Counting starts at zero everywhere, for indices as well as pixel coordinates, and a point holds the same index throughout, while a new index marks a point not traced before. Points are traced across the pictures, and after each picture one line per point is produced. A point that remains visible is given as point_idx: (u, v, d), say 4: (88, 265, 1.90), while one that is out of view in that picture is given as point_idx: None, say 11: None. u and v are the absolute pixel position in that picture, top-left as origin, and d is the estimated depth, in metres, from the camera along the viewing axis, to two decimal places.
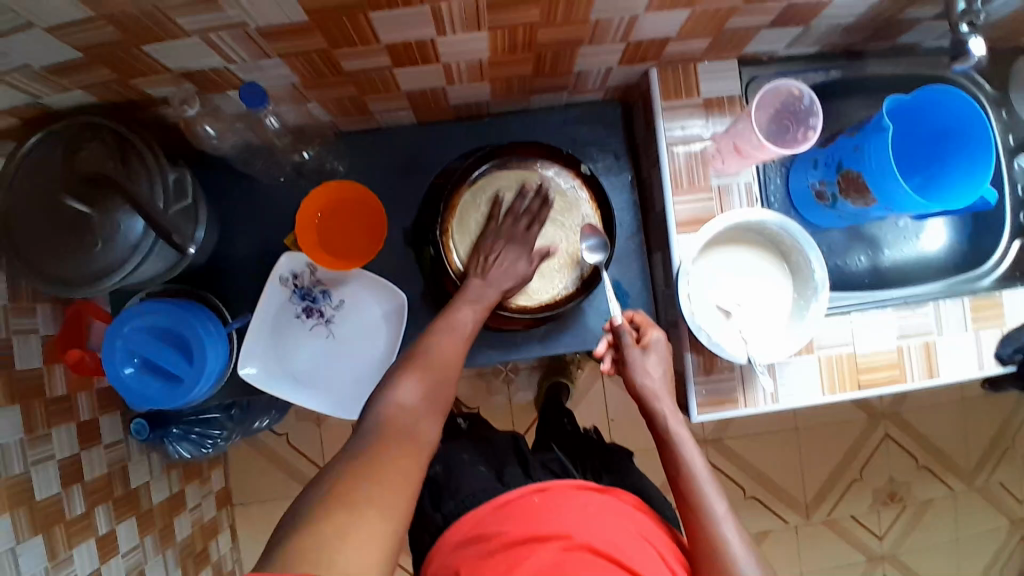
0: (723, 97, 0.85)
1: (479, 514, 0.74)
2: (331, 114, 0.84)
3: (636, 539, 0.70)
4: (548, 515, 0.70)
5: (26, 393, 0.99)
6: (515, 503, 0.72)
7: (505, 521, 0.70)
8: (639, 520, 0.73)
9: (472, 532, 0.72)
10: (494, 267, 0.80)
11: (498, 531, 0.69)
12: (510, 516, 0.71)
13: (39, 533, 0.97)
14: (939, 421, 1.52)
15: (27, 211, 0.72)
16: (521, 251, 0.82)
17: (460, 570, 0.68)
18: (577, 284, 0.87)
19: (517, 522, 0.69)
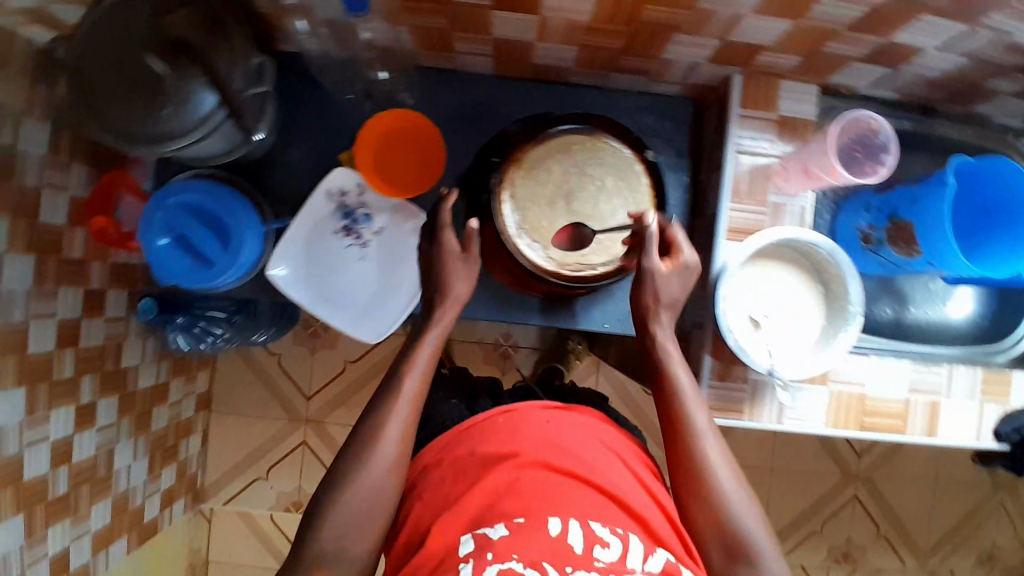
0: (798, 119, 0.86)
1: (446, 437, 0.76)
2: (416, 42, 0.85)
3: (602, 454, 0.72)
4: (508, 433, 0.72)
5: (43, 247, 1.02)
6: (478, 425, 0.75)
7: (471, 443, 0.73)
8: (609, 437, 0.76)
9: (436, 457, 0.75)
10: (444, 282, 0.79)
11: (461, 458, 0.72)
12: (474, 436, 0.73)
13: (21, 386, 1.00)
14: (908, 495, 1.53)
15: (107, 59, 0.72)
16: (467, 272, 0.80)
17: (426, 496, 0.71)
18: (619, 264, 0.85)
19: (484, 443, 0.72)
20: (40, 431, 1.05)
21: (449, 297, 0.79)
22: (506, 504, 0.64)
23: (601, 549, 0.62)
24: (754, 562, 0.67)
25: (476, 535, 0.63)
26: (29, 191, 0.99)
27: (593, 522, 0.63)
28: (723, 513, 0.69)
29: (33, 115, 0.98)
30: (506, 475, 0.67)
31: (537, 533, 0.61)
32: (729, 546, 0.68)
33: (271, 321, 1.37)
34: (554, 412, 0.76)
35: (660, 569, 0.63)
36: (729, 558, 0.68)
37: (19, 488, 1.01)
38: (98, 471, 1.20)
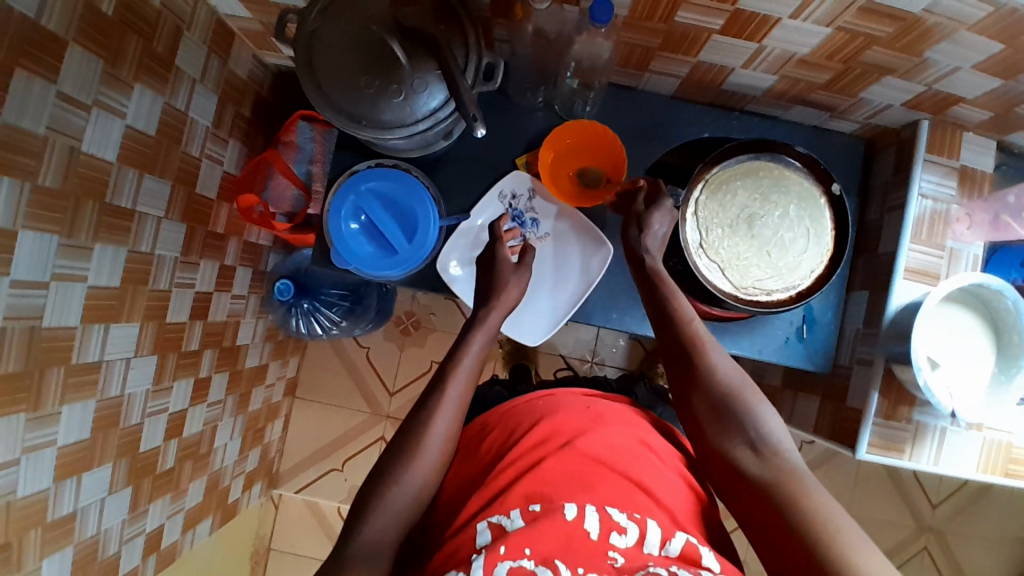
0: (977, 170, 0.88)
1: (500, 411, 0.87)
2: (616, 58, 0.87)
3: (626, 431, 0.80)
4: (548, 414, 0.82)
5: (195, 216, 1.03)
6: (521, 406, 0.86)
7: (512, 421, 0.83)
8: (637, 422, 0.83)
9: (484, 432, 0.85)
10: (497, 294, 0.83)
11: (499, 435, 0.82)
12: (519, 415, 0.84)
13: (155, 354, 1.00)
14: (980, 553, 1.51)
15: (346, 40, 0.74)
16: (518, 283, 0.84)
17: (472, 470, 0.80)
18: (794, 292, 0.86)
19: (524, 425, 0.81)
20: (161, 403, 1.04)
21: (498, 304, 0.82)
22: (529, 484, 0.71)
23: (617, 536, 0.66)
24: (757, 444, 0.67)
25: (492, 525, 0.68)
26: (192, 159, 1.00)
27: (609, 509, 0.69)
28: (723, 404, 0.70)
29: (206, 84, 0.99)
30: (537, 453, 0.76)
31: (552, 519, 0.67)
32: (728, 428, 0.69)
33: (373, 317, 1.37)
34: (594, 398, 0.87)
35: (678, 551, 0.67)
36: (734, 443, 0.68)
37: (135, 458, 1.00)
38: (201, 446, 1.18)
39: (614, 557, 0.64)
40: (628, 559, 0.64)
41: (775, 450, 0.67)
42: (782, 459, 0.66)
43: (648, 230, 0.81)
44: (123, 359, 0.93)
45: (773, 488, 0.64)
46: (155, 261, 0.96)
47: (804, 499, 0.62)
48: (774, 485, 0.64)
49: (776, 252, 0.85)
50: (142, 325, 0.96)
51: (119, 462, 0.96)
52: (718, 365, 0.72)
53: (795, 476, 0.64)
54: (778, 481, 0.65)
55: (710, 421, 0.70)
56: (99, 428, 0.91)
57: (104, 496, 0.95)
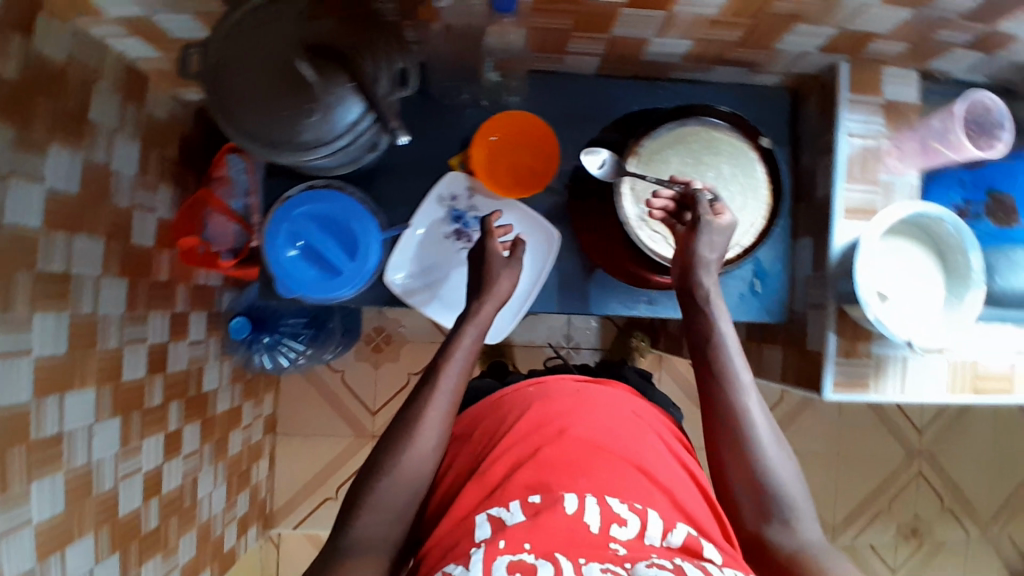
0: (903, 103, 0.88)
1: (484, 404, 0.89)
2: (531, 46, 0.86)
3: (629, 424, 0.82)
4: (542, 403, 0.83)
5: (134, 269, 1.00)
6: (513, 395, 0.88)
7: (504, 413, 0.84)
8: (627, 401, 0.87)
9: (475, 426, 0.86)
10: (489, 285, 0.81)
11: (492, 426, 0.83)
12: (511, 405, 0.85)
13: (117, 416, 0.98)
14: (969, 470, 1.55)
15: (253, 66, 0.72)
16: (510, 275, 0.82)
17: (465, 463, 0.81)
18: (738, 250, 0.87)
19: (516, 417, 0.82)
20: (134, 463, 1.02)
21: (490, 295, 0.80)
22: (525, 478, 0.72)
23: (618, 528, 0.66)
24: (788, 521, 0.71)
25: (492, 518, 0.68)
26: (123, 212, 0.97)
27: (610, 500, 0.69)
28: (763, 478, 0.72)
29: (125, 133, 0.97)
30: (533, 443, 0.77)
31: (554, 511, 0.66)
32: (765, 505, 0.72)
33: (340, 339, 1.36)
34: (584, 383, 0.88)
35: (680, 543, 0.67)
36: (765, 518, 0.72)
37: (116, 524, 0.98)
38: (184, 500, 1.16)
39: (617, 547, 0.64)
40: (630, 549, 0.64)
41: (804, 529, 0.71)
42: (804, 537, 0.71)
43: (714, 253, 0.78)
44: (85, 427, 0.90)
45: (798, 565, 0.68)
46: (101, 322, 0.93)
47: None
48: (798, 562, 0.69)
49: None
50: (99, 389, 0.93)
51: (100, 532, 0.94)
52: (760, 428, 0.74)
53: (821, 557, 0.69)
54: (795, 558, 0.69)
55: (746, 493, 0.73)
56: (73, 501, 0.88)
57: (91, 568, 0.92)
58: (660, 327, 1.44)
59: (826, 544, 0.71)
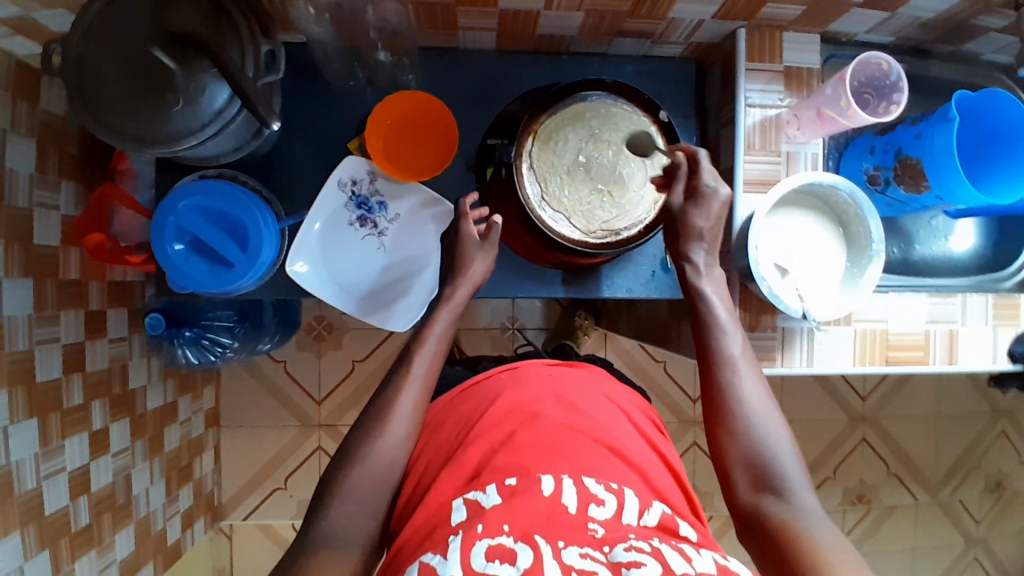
0: (802, 69, 0.87)
1: (448, 397, 0.84)
2: (419, 24, 0.83)
3: (604, 409, 0.79)
4: (513, 389, 0.79)
5: (41, 269, 0.94)
6: (486, 382, 0.82)
7: (474, 398, 0.80)
8: (604, 386, 0.84)
9: (442, 414, 0.81)
10: (468, 268, 0.82)
11: (465, 414, 0.78)
12: (480, 391, 0.81)
13: (33, 418, 0.92)
14: (914, 432, 1.56)
15: (111, 60, 0.70)
16: (484, 258, 0.83)
17: (428, 451, 0.77)
18: (637, 228, 0.85)
19: (486, 402, 0.78)
20: (56, 463, 0.96)
21: (465, 278, 0.81)
22: (501, 460, 0.69)
23: (596, 508, 0.64)
24: (786, 494, 0.65)
25: (468, 502, 0.66)
26: (21, 212, 0.91)
27: (587, 480, 0.67)
28: (755, 449, 0.68)
29: (20, 131, 0.89)
30: (507, 426, 0.73)
31: (530, 495, 0.64)
32: (758, 476, 0.66)
33: (275, 329, 1.39)
34: (557, 368, 0.84)
35: (656, 522, 0.66)
36: (759, 490, 0.66)
37: (42, 524, 0.93)
38: (118, 498, 1.12)
39: (595, 528, 0.62)
40: (608, 530, 0.63)
41: (803, 502, 0.64)
42: (800, 506, 0.64)
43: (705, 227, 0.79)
44: None
45: (786, 536, 0.62)
46: (6, 325, 0.87)
47: (822, 546, 0.60)
48: (790, 532, 0.62)
49: (616, 190, 0.86)
50: (9, 392, 0.88)
51: (25, 530, 0.90)
52: (746, 391, 0.71)
53: (817, 529, 0.62)
54: (785, 530, 0.62)
55: (740, 465, 0.68)
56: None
57: (20, 565, 0.89)
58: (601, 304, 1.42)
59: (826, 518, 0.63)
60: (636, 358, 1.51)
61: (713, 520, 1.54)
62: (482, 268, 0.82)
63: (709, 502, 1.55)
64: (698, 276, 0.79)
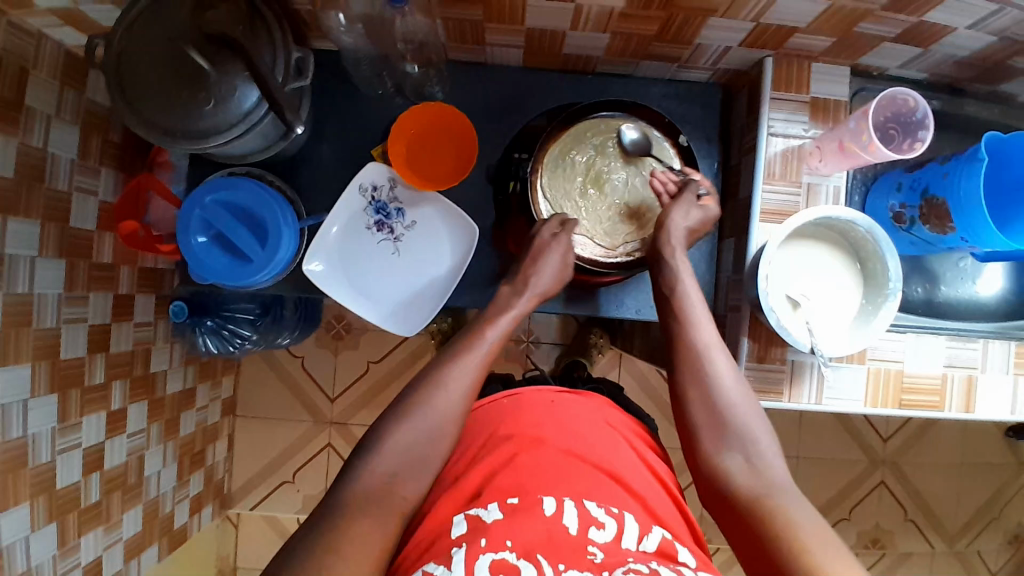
0: (829, 100, 0.86)
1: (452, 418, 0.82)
2: (448, 37, 0.85)
3: (608, 439, 0.77)
4: (518, 414, 0.77)
5: (75, 251, 0.98)
6: (488, 407, 0.80)
7: (480, 424, 0.78)
8: (605, 410, 0.82)
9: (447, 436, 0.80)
10: (533, 274, 0.82)
11: (467, 436, 0.77)
12: (483, 416, 0.79)
13: (54, 393, 0.95)
14: (935, 479, 1.51)
15: (149, 56, 0.73)
16: (558, 256, 0.83)
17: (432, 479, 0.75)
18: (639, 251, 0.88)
19: (490, 427, 0.76)
20: (72, 439, 1.00)
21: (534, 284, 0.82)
22: (502, 480, 0.68)
23: (596, 531, 0.65)
24: (751, 457, 0.70)
25: (469, 517, 0.65)
26: (60, 195, 0.94)
27: (587, 503, 0.67)
28: (722, 409, 0.72)
29: (64, 119, 0.93)
30: (508, 449, 0.72)
31: (532, 514, 0.64)
32: (727, 436, 0.71)
33: (295, 323, 1.40)
34: (564, 394, 0.81)
35: (655, 548, 0.66)
36: (727, 452, 0.70)
37: (52, 496, 0.97)
38: (129, 477, 1.15)
39: (594, 552, 0.63)
40: (607, 554, 0.63)
41: (767, 467, 0.69)
42: (771, 473, 0.68)
43: (684, 222, 0.84)
44: (17, 402, 0.89)
45: (754, 502, 0.66)
46: (36, 301, 0.91)
47: (792, 511, 0.64)
48: (762, 498, 0.66)
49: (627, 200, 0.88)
50: (34, 365, 0.91)
51: (35, 502, 0.93)
52: (722, 367, 0.75)
53: (785, 492, 0.66)
54: (758, 495, 0.66)
55: (708, 426, 0.72)
56: (6, 470, 0.88)
57: (27, 535, 0.92)
58: (618, 325, 1.41)
59: (793, 484, 0.68)
60: (652, 381, 1.50)
61: (718, 552, 1.51)
62: (554, 269, 0.83)
63: (716, 534, 1.52)
64: (680, 267, 0.82)
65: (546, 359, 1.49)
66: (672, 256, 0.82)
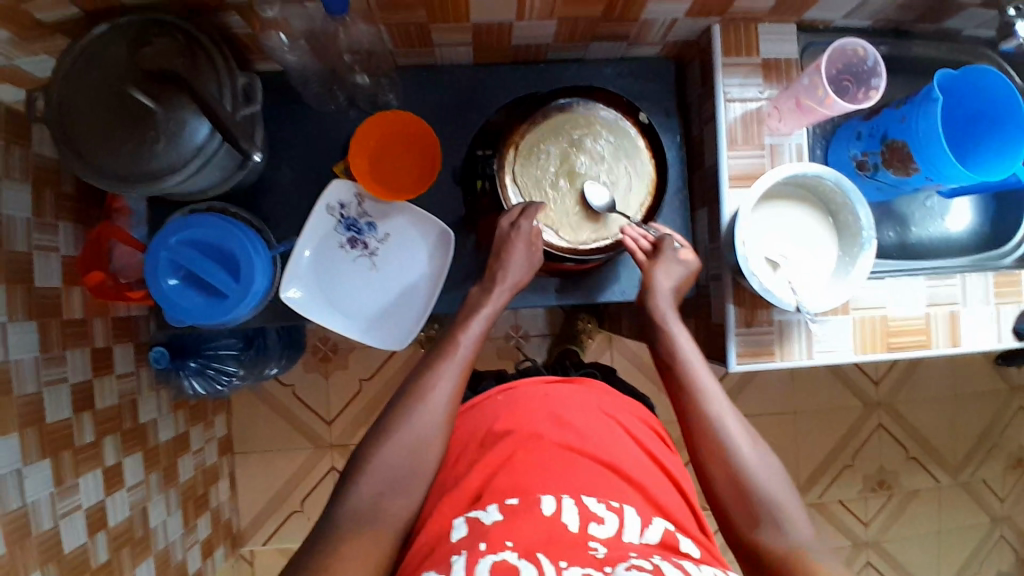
0: (780, 59, 0.86)
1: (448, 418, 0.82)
2: (394, 43, 0.84)
3: (606, 428, 0.76)
4: (513, 411, 0.77)
5: (45, 312, 0.95)
6: (481, 405, 0.81)
7: (475, 423, 0.78)
8: (599, 394, 0.83)
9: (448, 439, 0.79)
10: (507, 266, 0.81)
11: (465, 437, 0.77)
12: (479, 417, 0.79)
13: (46, 457, 0.93)
14: (931, 414, 1.54)
15: (93, 103, 0.71)
16: (524, 246, 0.81)
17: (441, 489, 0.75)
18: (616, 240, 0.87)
19: (487, 426, 0.76)
20: (72, 501, 0.97)
21: (507, 279, 0.81)
22: (502, 481, 0.67)
23: (597, 526, 0.62)
24: (780, 523, 0.68)
25: (469, 520, 0.64)
26: (21, 257, 0.91)
27: (587, 499, 0.65)
28: (739, 473, 0.71)
29: (14, 178, 0.90)
30: (503, 449, 0.72)
31: (530, 514, 0.62)
32: (748, 505, 0.69)
33: (280, 352, 1.38)
34: (556, 385, 0.82)
35: (657, 540, 0.64)
36: (755, 525, 0.68)
37: (61, 562, 0.94)
38: (136, 531, 1.13)
39: (596, 547, 0.60)
40: (608, 550, 0.60)
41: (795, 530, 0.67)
42: (799, 536, 0.67)
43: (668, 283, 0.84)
44: (11, 473, 0.86)
45: (788, 570, 0.64)
46: (14, 369, 0.88)
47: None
48: (793, 563, 0.65)
49: (622, 197, 0.89)
50: (21, 433, 0.89)
51: (45, 570, 0.91)
52: (733, 431, 0.73)
53: (813, 555, 0.65)
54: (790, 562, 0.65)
55: (729, 496, 0.70)
56: (12, 542, 0.85)
57: None
58: (603, 307, 1.41)
59: (818, 543, 0.67)
60: (643, 357, 1.51)
61: None
62: (522, 257, 0.81)
63: None
64: (673, 332, 0.80)
65: (537, 351, 1.48)
66: (662, 319, 0.82)
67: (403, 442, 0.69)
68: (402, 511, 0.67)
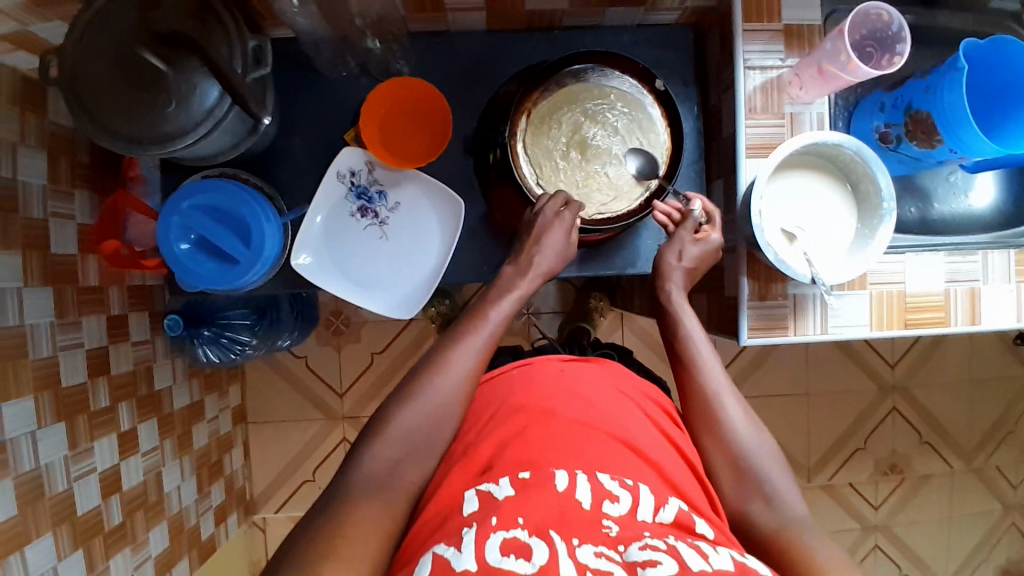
0: (803, 26, 0.84)
1: None
2: (407, 8, 0.82)
3: (620, 404, 0.76)
4: (529, 386, 0.77)
5: (61, 278, 0.96)
6: (499, 378, 0.81)
7: (489, 398, 0.78)
8: (614, 372, 0.82)
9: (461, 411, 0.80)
10: (540, 250, 0.80)
11: (477, 409, 0.77)
12: (494, 391, 0.79)
13: (61, 421, 0.94)
14: (947, 399, 1.52)
15: (103, 66, 0.71)
16: (560, 233, 0.80)
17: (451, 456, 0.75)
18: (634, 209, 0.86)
19: (500, 401, 0.76)
20: (86, 464, 0.99)
21: (536, 266, 0.80)
22: (515, 454, 0.67)
23: (610, 504, 0.63)
24: (772, 498, 0.71)
25: (481, 493, 0.64)
26: (37, 223, 0.91)
27: (601, 476, 0.65)
28: (733, 447, 0.74)
29: (29, 144, 0.90)
30: (519, 422, 0.72)
31: (543, 489, 0.62)
32: (742, 477, 0.72)
33: (293, 323, 1.39)
34: (572, 363, 0.82)
35: (672, 519, 0.64)
36: (745, 495, 0.72)
37: (75, 523, 0.96)
38: (149, 496, 1.15)
39: (609, 525, 0.61)
40: (621, 528, 0.61)
41: (787, 504, 0.70)
42: (789, 509, 0.70)
43: (681, 261, 0.85)
44: (24, 435, 0.88)
45: (777, 540, 0.67)
46: (29, 333, 0.89)
47: (818, 550, 0.65)
48: (781, 533, 0.68)
49: (618, 148, 0.86)
50: (36, 396, 0.90)
51: (58, 531, 0.93)
52: (731, 412, 0.76)
53: (803, 527, 0.68)
54: (778, 532, 0.68)
55: (725, 470, 0.73)
56: (23, 504, 0.87)
57: (55, 565, 0.92)
58: (616, 285, 1.40)
59: (809, 517, 0.69)
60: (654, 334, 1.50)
61: None
62: (558, 245, 0.80)
63: None
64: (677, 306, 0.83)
65: (548, 328, 1.48)
66: (674, 300, 0.83)
67: (412, 408, 0.69)
68: (410, 476, 0.67)
